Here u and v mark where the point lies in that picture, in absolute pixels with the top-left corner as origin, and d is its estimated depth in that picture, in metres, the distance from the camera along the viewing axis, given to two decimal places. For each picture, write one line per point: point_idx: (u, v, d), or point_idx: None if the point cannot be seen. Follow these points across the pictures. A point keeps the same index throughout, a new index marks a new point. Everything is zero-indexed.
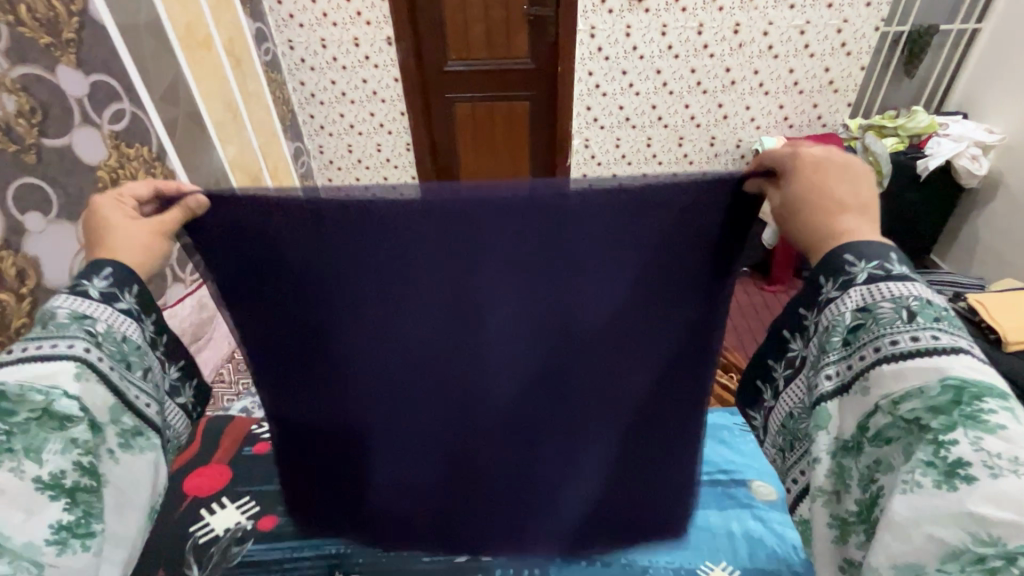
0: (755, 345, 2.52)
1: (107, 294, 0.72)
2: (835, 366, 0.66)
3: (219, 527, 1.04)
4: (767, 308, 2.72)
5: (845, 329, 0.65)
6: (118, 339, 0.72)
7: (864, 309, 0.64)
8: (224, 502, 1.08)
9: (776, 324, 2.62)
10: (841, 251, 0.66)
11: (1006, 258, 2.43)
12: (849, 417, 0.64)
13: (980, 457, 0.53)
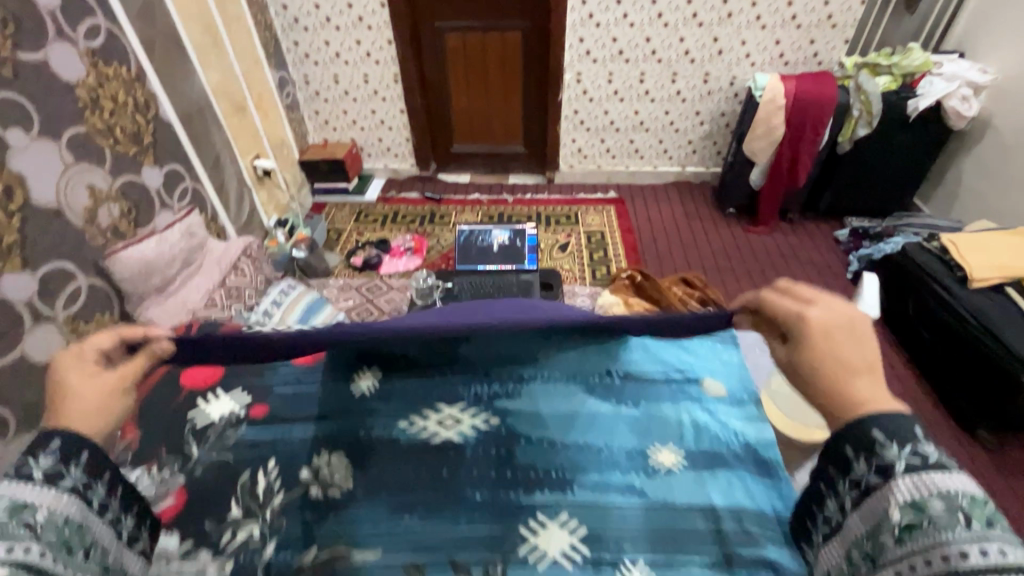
0: (735, 281, 2.60)
1: (50, 474, 0.70)
2: (893, 567, 0.62)
3: (213, 414, 1.08)
4: (749, 247, 2.78)
5: (898, 529, 0.63)
6: (58, 524, 0.68)
7: (917, 510, 0.62)
8: (219, 392, 1.14)
9: (758, 263, 2.69)
10: (870, 427, 0.67)
11: (986, 200, 2.47)
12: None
13: None
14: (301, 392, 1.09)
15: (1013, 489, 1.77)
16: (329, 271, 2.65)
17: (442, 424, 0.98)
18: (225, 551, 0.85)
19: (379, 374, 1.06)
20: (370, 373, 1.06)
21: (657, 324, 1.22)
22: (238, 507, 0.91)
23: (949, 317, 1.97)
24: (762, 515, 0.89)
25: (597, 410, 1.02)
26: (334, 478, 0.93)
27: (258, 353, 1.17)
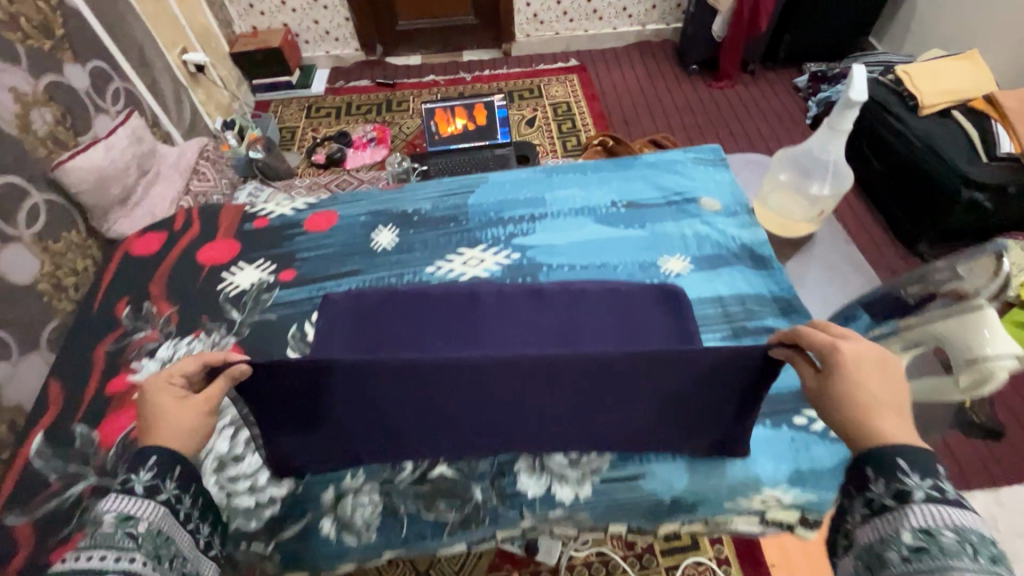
0: (700, 136, 2.65)
1: (148, 488, 0.68)
2: None
3: (244, 283, 0.94)
4: (712, 102, 2.80)
5: (903, 546, 0.55)
6: (152, 534, 0.67)
7: (927, 530, 0.55)
8: (242, 264, 0.96)
9: (720, 117, 2.73)
10: (895, 454, 0.60)
11: (934, 30, 2.53)
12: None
13: None
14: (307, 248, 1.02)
15: None
16: (292, 171, 2.53)
17: (465, 265, 0.95)
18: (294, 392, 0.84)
19: (398, 230, 1.01)
20: (388, 230, 1.01)
21: (654, 156, 1.10)
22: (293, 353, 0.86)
23: (897, 145, 2.10)
24: (761, 296, 0.88)
25: (604, 233, 0.98)
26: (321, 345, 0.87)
27: (270, 223, 1.02)
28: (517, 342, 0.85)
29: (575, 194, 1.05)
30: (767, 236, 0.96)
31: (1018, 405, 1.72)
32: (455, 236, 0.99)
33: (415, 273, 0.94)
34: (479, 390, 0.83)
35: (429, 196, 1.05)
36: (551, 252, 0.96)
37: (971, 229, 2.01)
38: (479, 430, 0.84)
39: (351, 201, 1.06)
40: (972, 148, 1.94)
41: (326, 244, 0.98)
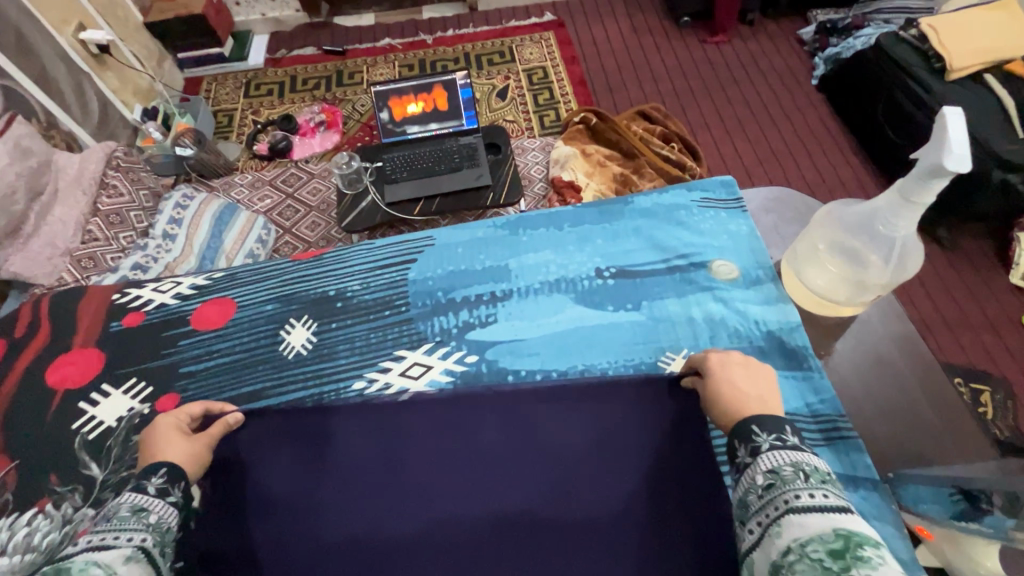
0: (695, 105, 2.34)
1: (161, 489, 0.66)
2: (753, 521, 0.59)
3: (108, 418, 0.87)
4: (708, 62, 2.47)
5: (759, 489, 0.60)
6: (162, 530, 0.62)
7: (772, 470, 0.60)
8: (107, 389, 0.90)
9: (716, 80, 2.41)
10: (749, 420, 0.66)
11: None
12: (760, 555, 0.55)
13: None
14: (199, 350, 0.95)
15: (968, 289, 1.83)
16: (231, 166, 2.20)
17: (408, 374, 0.90)
18: None
19: (313, 324, 0.97)
20: (301, 324, 0.97)
21: (653, 204, 1.06)
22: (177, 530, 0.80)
23: (919, 116, 1.84)
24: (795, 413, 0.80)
25: (585, 317, 0.93)
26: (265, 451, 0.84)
27: (146, 319, 0.98)
28: (486, 422, 0.84)
29: (546, 255, 1.01)
30: (798, 319, 0.88)
31: None
32: (391, 328, 0.95)
33: (340, 388, 0.89)
34: (442, 471, 0.81)
35: (353, 274, 1.03)
36: (518, 347, 0.91)
37: (999, 212, 1.79)
38: (442, 520, 0.77)
39: (247, 289, 1.02)
40: (1007, 120, 1.69)
41: (219, 351, 0.94)
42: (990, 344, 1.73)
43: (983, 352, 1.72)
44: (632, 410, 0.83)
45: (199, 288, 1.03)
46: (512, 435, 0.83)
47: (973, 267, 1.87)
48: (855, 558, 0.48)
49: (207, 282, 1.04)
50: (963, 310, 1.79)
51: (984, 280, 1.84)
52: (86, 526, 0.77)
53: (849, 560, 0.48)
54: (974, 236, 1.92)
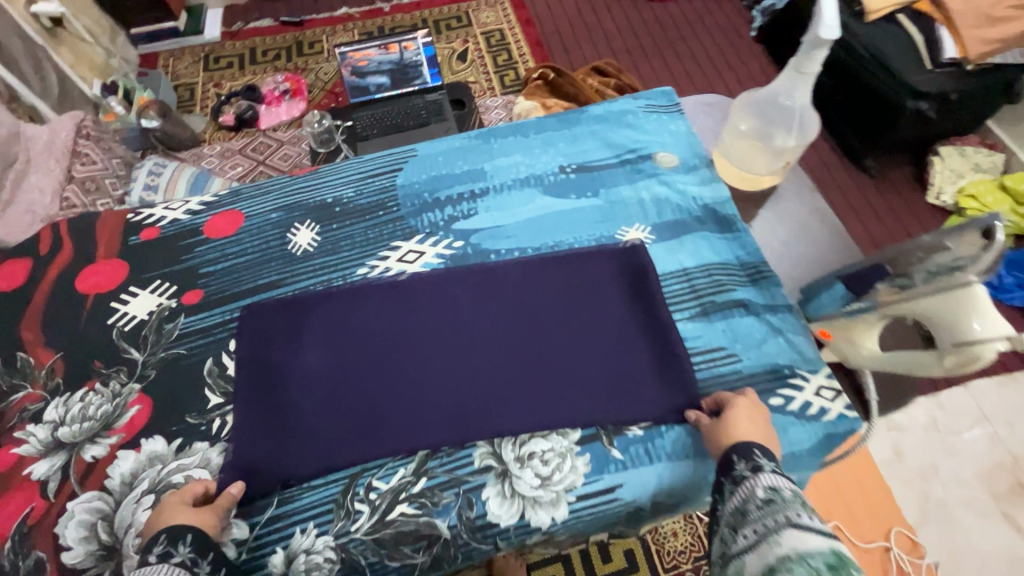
0: (646, 59, 2.48)
1: (161, 554, 0.59)
2: (747, 530, 0.57)
3: (140, 312, 0.89)
4: (655, 19, 2.61)
5: (758, 502, 0.59)
6: None
7: (773, 488, 0.59)
8: (135, 289, 0.92)
9: (664, 35, 2.55)
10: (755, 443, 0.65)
11: None
12: (755, 560, 0.54)
13: None
14: (218, 249, 0.94)
15: (892, 208, 2.05)
16: (199, 138, 2.22)
17: (404, 260, 0.89)
18: (221, 437, 0.77)
19: (318, 227, 0.94)
20: (306, 227, 0.94)
21: (601, 109, 1.06)
22: (215, 394, 0.81)
23: (844, 56, 2.02)
24: (727, 264, 0.88)
25: (555, 206, 0.94)
26: (273, 334, 0.83)
27: (161, 233, 0.97)
28: (494, 294, 0.85)
29: (518, 156, 1.00)
30: (727, 192, 0.95)
31: None
32: (386, 226, 0.92)
33: (345, 275, 0.88)
34: (444, 342, 0.81)
35: (349, 182, 0.99)
36: (497, 233, 0.91)
37: (916, 139, 2.01)
38: (446, 384, 0.78)
39: (251, 199, 0.99)
40: (917, 55, 1.88)
41: (232, 254, 0.93)
42: None
43: None
44: (627, 279, 0.85)
45: (207, 202, 1.01)
46: (512, 307, 0.84)
47: (897, 191, 2.08)
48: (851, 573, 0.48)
49: (214, 197, 1.01)
50: (891, 230, 2.00)
51: (907, 203, 2.06)
52: (135, 397, 0.82)
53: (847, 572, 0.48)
54: (898, 164, 2.13)
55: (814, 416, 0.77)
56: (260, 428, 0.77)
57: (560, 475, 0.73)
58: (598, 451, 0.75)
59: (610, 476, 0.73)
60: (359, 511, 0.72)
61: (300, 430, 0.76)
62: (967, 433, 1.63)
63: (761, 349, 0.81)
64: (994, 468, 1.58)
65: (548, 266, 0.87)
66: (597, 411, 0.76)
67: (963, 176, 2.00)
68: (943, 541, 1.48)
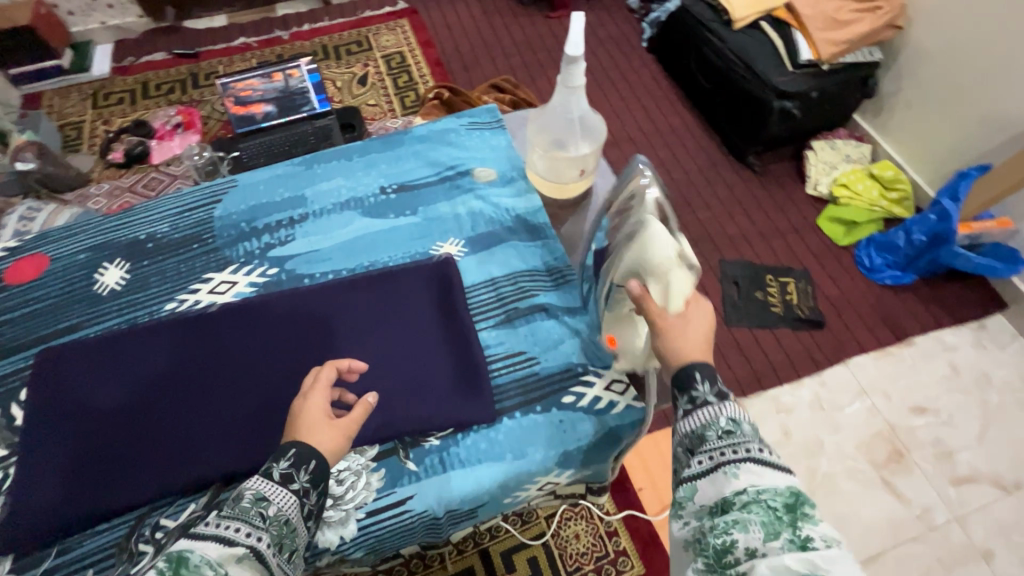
0: (542, 73, 2.56)
1: (284, 476, 0.67)
2: (706, 454, 0.68)
3: None
4: (551, 35, 2.70)
5: (717, 431, 0.69)
6: (281, 522, 0.64)
7: (734, 419, 0.69)
8: None
9: (560, 50, 2.65)
10: (692, 370, 0.72)
11: None
12: (712, 486, 0.65)
13: (821, 536, 0.57)
14: (21, 297, 0.91)
15: (774, 200, 2.17)
16: (85, 177, 2.14)
17: (215, 291, 0.89)
18: (1, 490, 0.75)
19: (128, 264, 0.93)
20: (116, 266, 0.93)
21: (428, 128, 1.09)
22: (2, 446, 0.78)
23: (718, 62, 2.14)
24: (532, 271, 0.94)
25: (372, 227, 0.96)
26: (66, 373, 0.80)
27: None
28: (304, 316, 0.85)
29: (341, 178, 1.02)
30: (541, 202, 1.00)
31: (836, 295, 1.94)
32: (200, 259, 0.92)
33: (152, 311, 0.87)
34: (248, 371, 0.81)
35: (166, 217, 0.98)
36: (313, 257, 0.93)
37: (789, 135, 2.14)
38: (249, 412, 0.78)
39: (59, 241, 0.95)
40: (778, 59, 2.01)
41: (36, 299, 0.90)
42: (795, 244, 2.06)
43: (788, 251, 2.04)
44: (435, 292, 0.89)
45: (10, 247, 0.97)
46: (320, 328, 0.84)
47: (779, 184, 2.21)
48: (802, 514, 0.59)
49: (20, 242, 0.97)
50: (773, 221, 2.11)
51: (788, 195, 2.18)
52: None
53: (798, 515, 0.59)
54: (778, 160, 2.26)
55: (602, 409, 0.83)
56: (46, 472, 0.74)
57: (351, 493, 0.76)
58: (392, 466, 0.78)
59: (401, 488, 0.77)
60: (141, 552, 0.70)
61: (90, 472, 0.73)
62: (847, 408, 1.72)
63: (559, 350, 0.87)
64: (873, 438, 1.67)
65: (360, 285, 0.88)
66: (398, 422, 0.79)
67: (835, 168, 2.14)
68: (829, 512, 1.56)
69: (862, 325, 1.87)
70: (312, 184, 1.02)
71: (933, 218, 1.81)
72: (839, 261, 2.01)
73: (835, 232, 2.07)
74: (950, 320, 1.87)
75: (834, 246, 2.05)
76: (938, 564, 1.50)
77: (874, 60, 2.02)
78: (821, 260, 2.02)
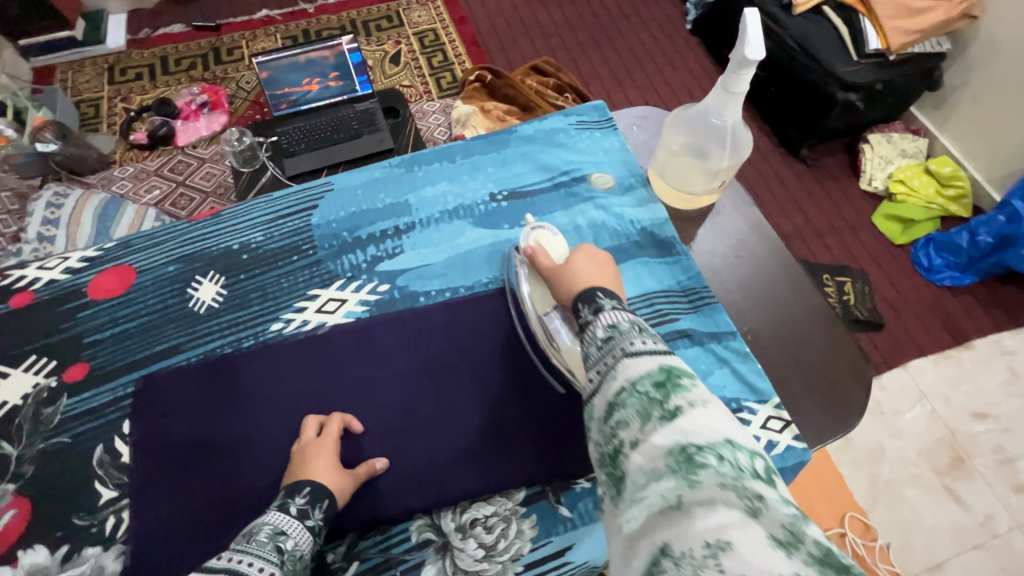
0: (584, 56, 2.44)
1: (302, 512, 0.66)
2: (590, 368, 0.59)
3: (14, 397, 0.82)
4: (592, 15, 2.57)
5: (599, 342, 0.60)
6: (294, 558, 0.62)
7: (611, 323, 0.61)
8: (9, 369, 0.84)
9: (600, 31, 2.52)
10: (594, 289, 0.66)
11: None
12: (598, 397, 0.56)
13: (690, 403, 0.50)
14: (109, 318, 0.87)
15: (827, 195, 2.10)
16: (108, 160, 2.02)
17: (324, 309, 0.87)
18: (116, 537, 0.71)
19: (222, 278, 0.90)
20: (210, 280, 0.90)
21: (533, 128, 1.06)
22: (109, 487, 0.75)
23: (776, 49, 2.04)
24: (667, 291, 0.91)
25: (484, 238, 0.94)
26: (174, 398, 0.78)
27: (35, 297, 0.89)
28: (415, 342, 0.84)
29: (444, 184, 1.00)
30: (666, 213, 0.97)
31: (893, 296, 1.89)
32: (302, 272, 0.90)
33: (256, 332, 0.85)
34: (361, 399, 0.79)
35: (258, 225, 0.95)
36: (425, 273, 0.91)
37: (847, 127, 2.06)
38: (371, 440, 0.77)
39: (147, 251, 0.93)
40: (843, 47, 1.90)
41: (127, 316, 0.87)
42: (851, 242, 2.00)
43: (843, 249, 1.98)
44: None
45: (91, 257, 0.93)
46: (432, 350, 0.83)
47: (832, 179, 2.14)
48: (674, 386, 0.52)
49: (99, 251, 0.93)
50: (827, 218, 2.05)
51: (841, 190, 2.11)
52: (10, 500, 0.75)
53: (670, 389, 0.51)
54: (832, 152, 2.18)
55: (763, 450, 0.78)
56: (161, 507, 0.72)
57: (504, 543, 0.73)
58: (544, 512, 0.76)
59: (558, 538, 0.74)
60: None
61: (205, 508, 0.71)
62: (908, 413, 1.68)
63: (709, 381, 0.83)
64: (935, 444, 1.64)
65: (469, 309, 0.86)
66: (519, 458, 0.77)
67: (891, 162, 2.07)
68: (894, 520, 1.53)
69: (920, 328, 1.83)
70: (413, 189, 1.00)
71: (1001, 219, 1.78)
72: (896, 260, 1.96)
73: (891, 229, 2.01)
74: (1009, 323, 1.83)
75: (890, 244, 1.99)
76: (1001, 573, 1.48)
77: (941, 51, 1.94)
78: (877, 259, 1.96)
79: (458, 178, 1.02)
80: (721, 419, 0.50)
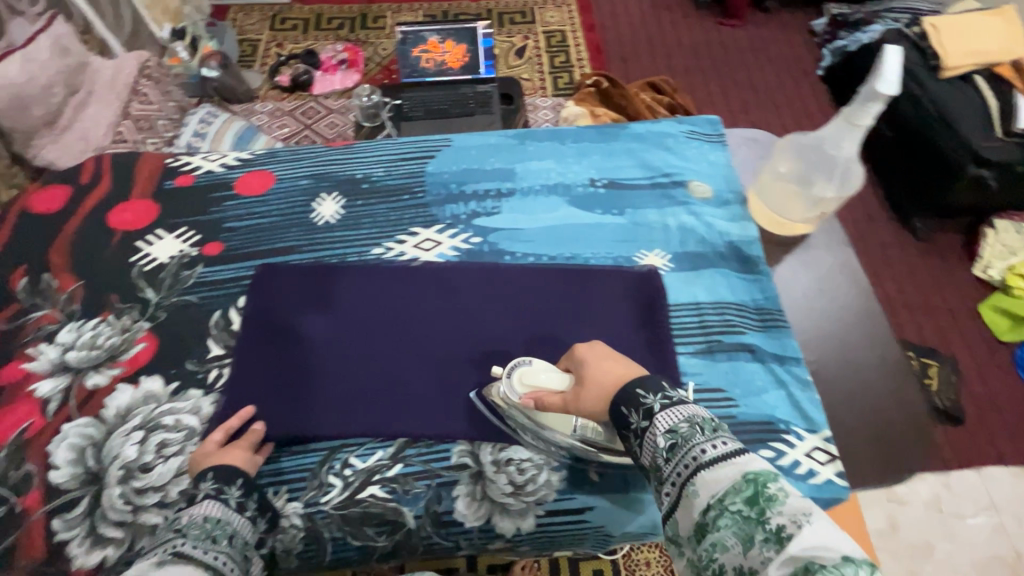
0: (703, 82, 2.43)
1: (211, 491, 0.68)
2: (666, 483, 0.58)
3: (162, 256, 0.98)
4: (721, 44, 2.55)
5: (663, 452, 0.60)
6: (202, 522, 0.64)
7: (671, 429, 0.60)
8: (160, 234, 1.00)
9: (726, 60, 2.50)
10: (634, 385, 0.65)
11: None
12: (685, 518, 0.56)
13: (791, 519, 0.49)
14: (242, 207, 1.02)
15: (930, 272, 1.96)
16: (253, 93, 2.27)
17: (420, 247, 0.97)
18: (214, 387, 0.85)
19: (342, 200, 1.02)
20: (331, 199, 1.03)
21: (644, 128, 1.11)
22: (217, 346, 0.89)
23: (909, 109, 1.93)
24: (739, 305, 0.92)
25: (576, 217, 1.00)
26: (285, 289, 0.92)
27: (195, 181, 1.06)
28: (494, 294, 0.91)
29: (551, 162, 1.07)
30: (756, 233, 0.99)
31: (981, 393, 1.74)
32: (409, 210, 1.00)
33: (361, 253, 0.96)
34: (437, 329, 0.89)
35: (381, 162, 1.07)
36: (515, 235, 0.98)
37: (972, 206, 1.91)
38: (435, 367, 0.86)
39: (287, 163, 1.08)
40: (989, 121, 1.79)
41: (259, 213, 1.01)
42: (947, 328, 1.86)
43: (934, 332, 1.85)
44: (620, 301, 0.90)
45: (241, 159, 1.10)
46: (507, 305, 0.90)
47: (942, 257, 1.99)
48: (766, 500, 0.51)
49: (250, 156, 1.10)
50: (924, 295, 1.92)
51: (948, 271, 1.96)
52: (143, 335, 0.90)
53: (761, 503, 0.51)
54: (947, 229, 2.04)
55: (801, 476, 0.79)
56: (258, 374, 0.85)
57: (532, 486, 0.79)
58: (574, 471, 0.81)
59: (580, 495, 0.80)
60: (332, 484, 0.79)
61: (291, 385, 0.84)
62: (970, 518, 1.55)
63: (763, 398, 0.84)
64: (992, 560, 1.50)
65: (548, 276, 0.93)
66: None
67: (1016, 254, 1.89)
68: None
69: (1006, 435, 1.67)
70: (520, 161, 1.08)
71: None
72: (995, 358, 1.80)
73: (997, 324, 1.85)
74: None
75: (992, 340, 1.83)
76: None
77: None
78: (972, 351, 1.81)
79: (563, 160, 1.09)
80: (829, 531, 0.48)
